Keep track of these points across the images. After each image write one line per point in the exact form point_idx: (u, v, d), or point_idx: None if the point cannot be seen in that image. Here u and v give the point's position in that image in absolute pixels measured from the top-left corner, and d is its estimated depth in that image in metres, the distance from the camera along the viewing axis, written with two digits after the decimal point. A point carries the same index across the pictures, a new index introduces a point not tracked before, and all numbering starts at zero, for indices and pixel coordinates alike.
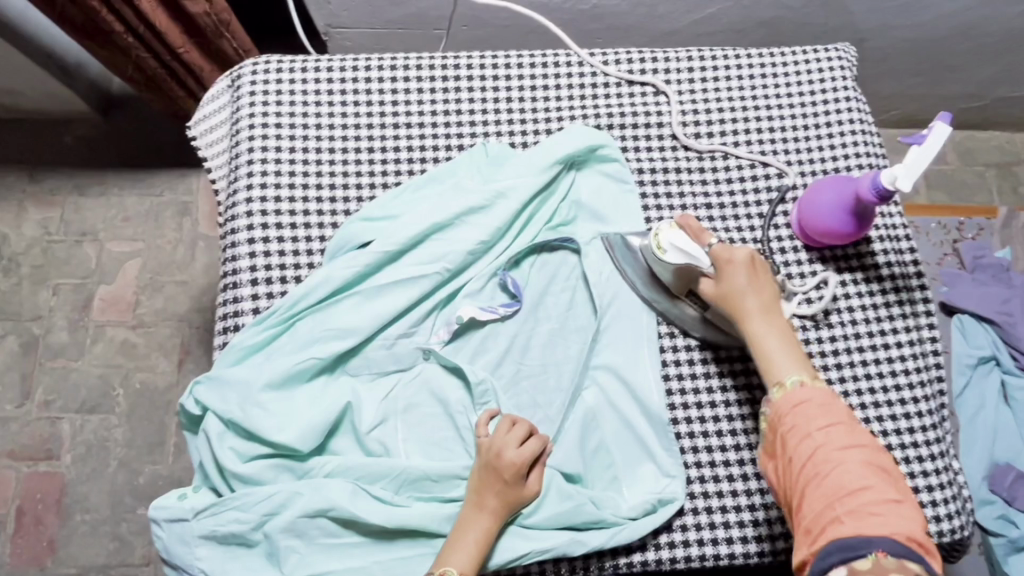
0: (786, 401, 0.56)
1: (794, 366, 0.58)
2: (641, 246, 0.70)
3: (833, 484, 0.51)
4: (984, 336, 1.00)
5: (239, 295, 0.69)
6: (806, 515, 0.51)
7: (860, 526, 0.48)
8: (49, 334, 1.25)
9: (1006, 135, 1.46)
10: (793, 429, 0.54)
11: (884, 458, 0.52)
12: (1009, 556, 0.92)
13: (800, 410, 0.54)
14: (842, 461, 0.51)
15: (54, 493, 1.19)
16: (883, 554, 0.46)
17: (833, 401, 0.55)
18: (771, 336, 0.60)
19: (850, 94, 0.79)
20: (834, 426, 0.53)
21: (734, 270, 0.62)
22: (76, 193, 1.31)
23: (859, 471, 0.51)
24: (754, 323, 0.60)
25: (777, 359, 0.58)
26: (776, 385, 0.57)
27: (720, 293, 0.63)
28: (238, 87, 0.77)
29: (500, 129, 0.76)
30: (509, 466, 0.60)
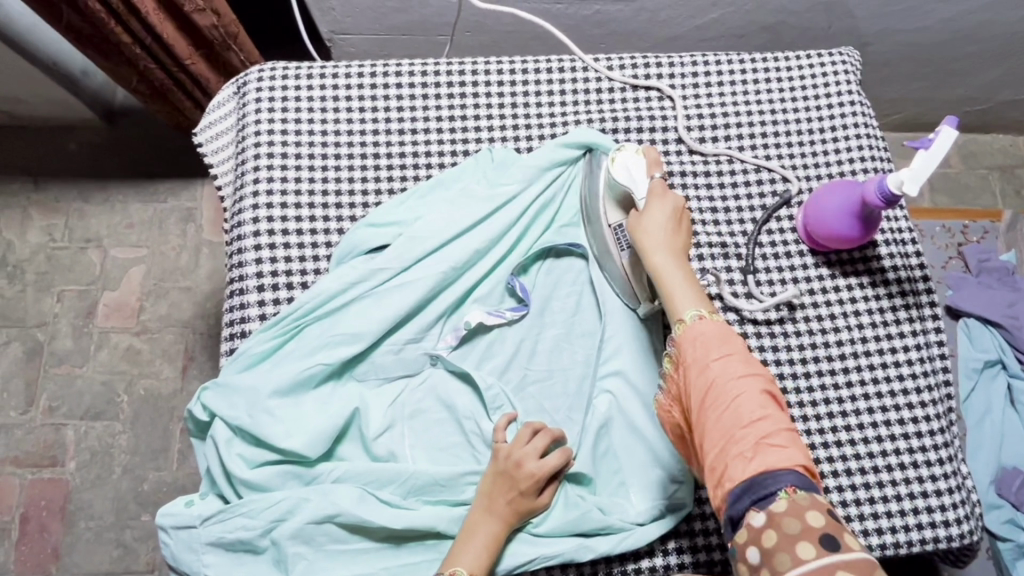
0: (686, 341, 0.55)
1: (693, 300, 0.57)
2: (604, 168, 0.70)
3: (735, 420, 0.50)
4: (990, 339, 1.00)
5: (245, 301, 0.69)
6: (710, 453, 0.51)
7: (763, 461, 0.49)
8: (53, 341, 1.25)
9: (1009, 138, 1.46)
10: (694, 369, 0.54)
11: (775, 384, 0.53)
12: (1016, 560, 0.91)
13: (698, 348, 0.54)
14: (739, 394, 0.51)
15: (59, 499, 1.19)
16: (793, 491, 0.47)
17: (727, 333, 0.55)
18: (677, 273, 0.59)
19: (855, 97, 0.79)
20: (731, 359, 0.53)
21: (659, 208, 0.63)
22: (81, 200, 1.32)
23: (757, 403, 0.51)
24: (659, 257, 0.60)
25: (677, 292, 0.58)
26: (677, 321, 0.57)
27: (636, 221, 0.63)
28: (244, 93, 0.77)
29: (505, 134, 0.77)
30: (527, 477, 0.60)
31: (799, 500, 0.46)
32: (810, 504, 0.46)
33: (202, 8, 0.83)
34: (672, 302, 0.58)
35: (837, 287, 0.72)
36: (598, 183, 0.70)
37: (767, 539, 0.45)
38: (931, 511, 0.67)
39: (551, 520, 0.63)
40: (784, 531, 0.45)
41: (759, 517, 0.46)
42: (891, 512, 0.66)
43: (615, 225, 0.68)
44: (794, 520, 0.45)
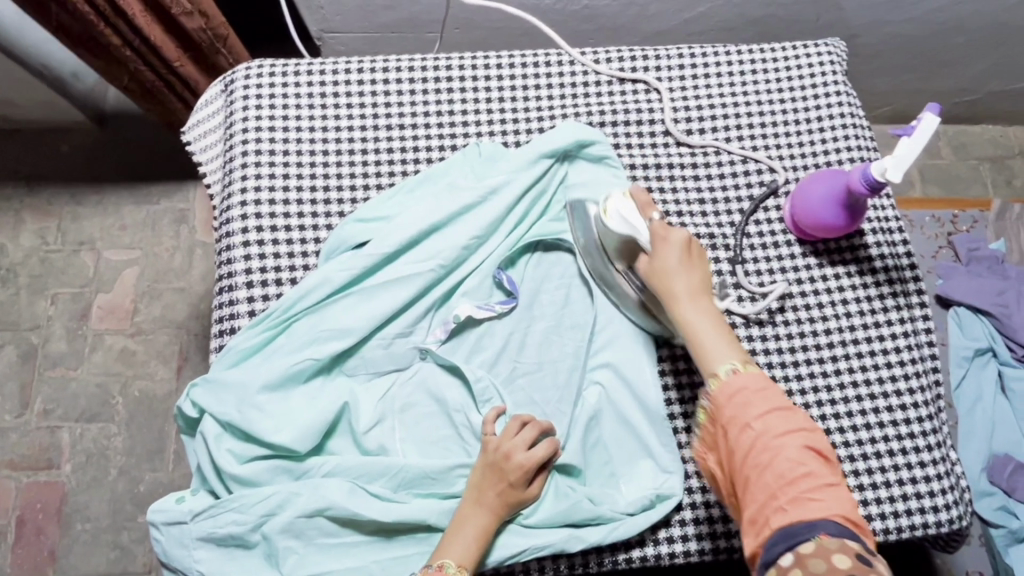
0: (722, 392, 0.54)
1: (721, 347, 0.57)
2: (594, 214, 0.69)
3: (775, 473, 0.50)
4: (980, 328, 1.01)
5: (234, 298, 0.69)
6: (750, 505, 0.50)
7: (801, 513, 0.48)
8: (47, 344, 1.25)
9: (999, 129, 1.47)
10: (732, 420, 0.53)
11: (821, 439, 0.52)
12: (1009, 547, 0.91)
13: (737, 400, 0.54)
14: (779, 448, 0.51)
15: (55, 502, 1.19)
16: (826, 537, 0.45)
17: (767, 386, 0.54)
18: (702, 320, 0.59)
19: (842, 88, 0.80)
20: (772, 413, 0.52)
21: (667, 250, 0.62)
22: (73, 202, 1.32)
23: (798, 457, 0.50)
24: (686, 310, 0.60)
25: (708, 347, 0.58)
26: (711, 376, 0.56)
27: (653, 270, 0.63)
28: (231, 91, 0.77)
29: (492, 129, 0.77)
30: (516, 468, 0.60)
31: (828, 543, 0.45)
32: (838, 547, 0.44)
33: (190, 11, 0.84)
34: (702, 353, 0.58)
35: (825, 276, 0.73)
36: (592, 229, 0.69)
37: None
38: (920, 497, 0.67)
39: (540, 510, 0.63)
40: (808, 568, 0.44)
41: (787, 558, 0.45)
42: (880, 499, 0.67)
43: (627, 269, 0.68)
44: (821, 561, 0.44)
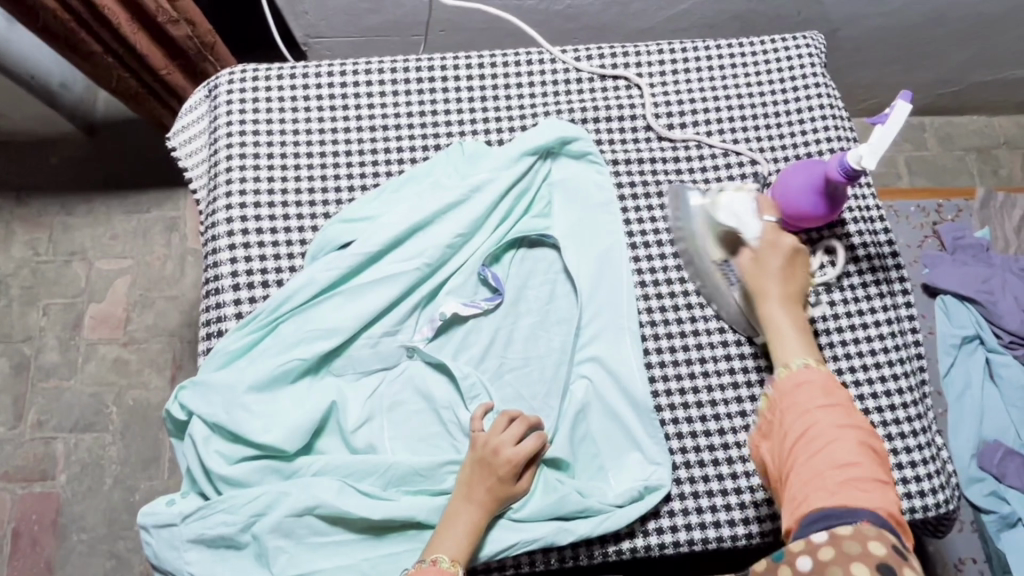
0: (789, 380, 0.55)
1: (797, 348, 0.58)
2: (698, 206, 0.70)
3: (827, 458, 0.51)
4: (967, 315, 1.01)
5: (221, 301, 0.69)
6: (795, 484, 0.51)
7: (845, 498, 0.49)
8: (40, 355, 1.25)
9: (984, 119, 1.48)
10: (791, 406, 0.54)
11: (877, 441, 0.52)
12: (1001, 532, 0.92)
13: (801, 390, 0.54)
14: (836, 437, 0.51)
15: (50, 513, 1.19)
16: (865, 523, 0.47)
17: (834, 385, 0.54)
18: (788, 321, 0.60)
19: (820, 80, 0.81)
20: (834, 406, 0.53)
21: (772, 254, 0.62)
22: (63, 213, 1.32)
23: (853, 449, 0.51)
24: (776, 308, 0.60)
25: (786, 342, 0.58)
26: (782, 366, 0.57)
27: (751, 266, 0.63)
28: (215, 96, 0.77)
29: (476, 127, 0.77)
30: (504, 463, 0.61)
31: (867, 529, 0.46)
32: (876, 535, 0.46)
33: (176, 18, 0.85)
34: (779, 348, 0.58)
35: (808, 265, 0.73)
36: (697, 219, 0.70)
37: (824, 554, 0.46)
38: (906, 482, 0.68)
39: (529, 504, 0.63)
40: (842, 549, 0.45)
41: (820, 535, 0.47)
42: None
43: (722, 263, 0.68)
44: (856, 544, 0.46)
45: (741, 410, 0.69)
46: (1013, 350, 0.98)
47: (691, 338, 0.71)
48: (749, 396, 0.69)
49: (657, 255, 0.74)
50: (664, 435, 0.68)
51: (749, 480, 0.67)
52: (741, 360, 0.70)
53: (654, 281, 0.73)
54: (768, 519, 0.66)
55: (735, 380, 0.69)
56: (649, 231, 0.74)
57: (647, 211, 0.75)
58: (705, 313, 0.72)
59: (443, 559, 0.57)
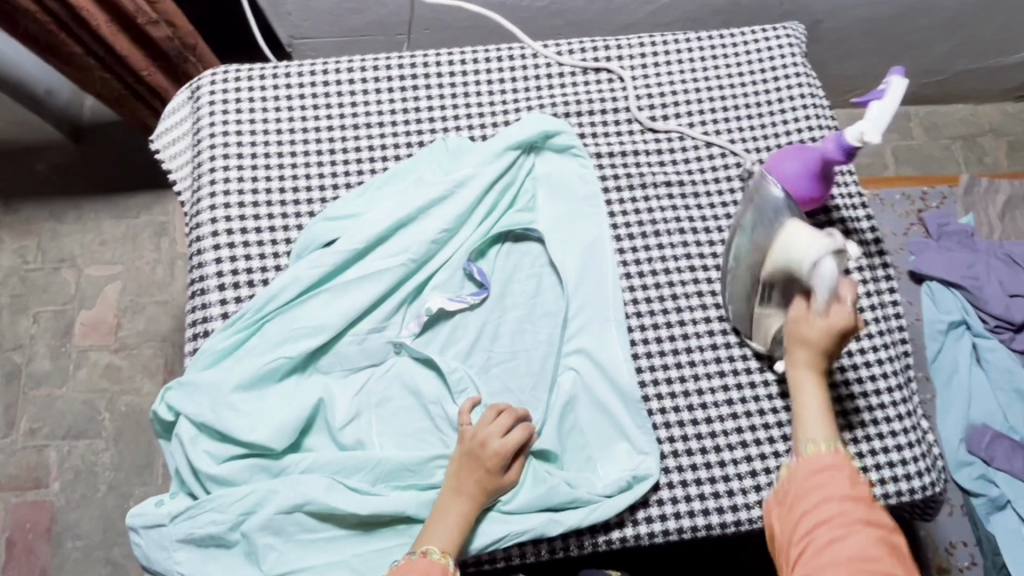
0: (814, 462, 0.55)
1: (824, 428, 0.57)
2: (774, 224, 0.62)
3: (845, 544, 0.49)
4: (953, 301, 1.02)
5: (207, 301, 0.69)
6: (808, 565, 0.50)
7: None
8: (31, 362, 1.25)
9: (969, 107, 1.49)
10: (814, 488, 0.53)
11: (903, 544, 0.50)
12: (991, 514, 0.92)
13: (826, 474, 0.54)
14: (857, 526, 0.50)
15: (44, 521, 1.18)
16: None
17: (859, 479, 0.53)
18: (817, 397, 0.59)
19: (801, 69, 0.81)
20: (857, 496, 0.52)
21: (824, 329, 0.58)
22: (52, 220, 1.32)
23: (874, 542, 0.49)
24: (809, 382, 0.59)
25: (812, 420, 0.58)
26: (810, 445, 0.57)
27: (797, 331, 0.59)
28: (197, 97, 0.77)
29: (459, 123, 0.77)
30: (491, 456, 0.61)
31: None
32: None
33: (155, 20, 0.85)
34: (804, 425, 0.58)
35: None
36: (763, 230, 0.64)
37: None
38: (892, 466, 0.68)
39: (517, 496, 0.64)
40: None
41: None
42: None
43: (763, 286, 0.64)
44: None
45: (728, 397, 0.69)
46: (999, 334, 0.99)
47: (677, 328, 0.71)
48: (735, 383, 0.70)
49: (642, 247, 0.74)
50: (652, 424, 0.68)
51: (736, 467, 0.67)
52: (727, 349, 0.71)
53: (639, 272, 0.73)
54: (757, 506, 0.66)
55: (721, 369, 0.70)
56: (633, 222, 0.75)
57: (630, 203, 0.75)
58: (690, 303, 0.72)
59: (433, 551, 0.58)
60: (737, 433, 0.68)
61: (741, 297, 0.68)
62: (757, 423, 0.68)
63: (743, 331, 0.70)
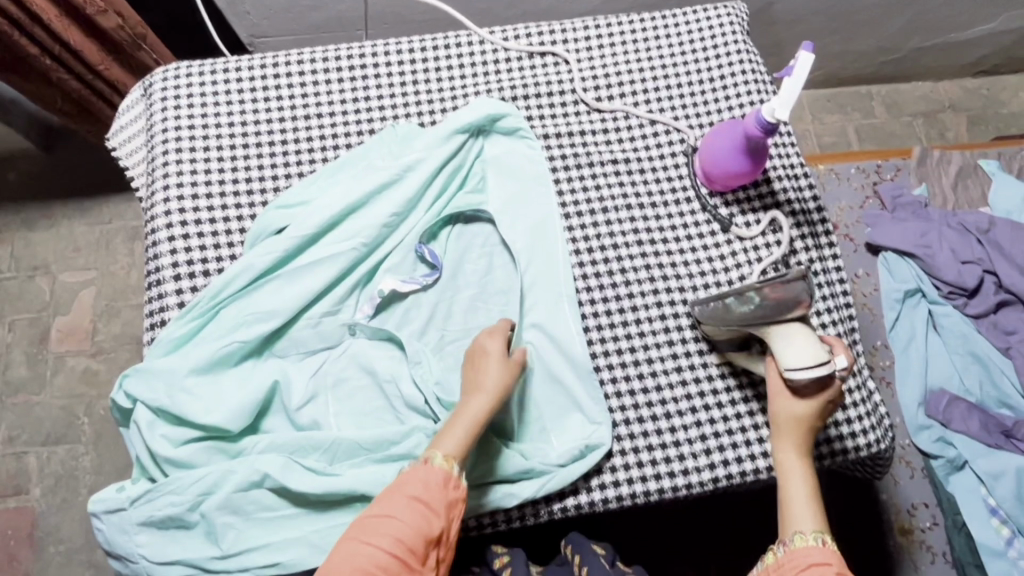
0: (803, 556, 0.55)
1: (812, 518, 0.57)
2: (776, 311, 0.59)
3: None
4: (908, 270, 1.05)
5: (163, 291, 0.71)
6: None
7: None
8: (8, 371, 1.26)
9: (929, 85, 1.52)
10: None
11: None
12: (950, 475, 0.95)
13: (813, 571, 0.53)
14: None
15: (25, 527, 1.19)
16: None
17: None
18: (800, 484, 0.59)
19: (741, 46, 0.83)
20: None
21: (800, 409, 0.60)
22: (24, 228, 1.32)
23: None
24: (793, 467, 0.60)
25: (797, 510, 0.58)
26: (795, 534, 0.56)
27: (780, 417, 0.61)
28: (150, 94, 0.79)
29: (408, 110, 0.79)
30: (496, 353, 0.63)
31: None
32: None
33: (104, 9, 0.86)
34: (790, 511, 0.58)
35: (737, 223, 0.75)
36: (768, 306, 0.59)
37: None
38: (838, 425, 0.70)
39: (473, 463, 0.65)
40: None
41: None
42: None
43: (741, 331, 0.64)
44: None
45: (676, 365, 0.71)
46: (952, 299, 1.02)
47: (626, 301, 0.73)
48: (683, 352, 0.71)
49: (590, 224, 0.76)
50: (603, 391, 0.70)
51: (687, 433, 0.69)
52: (675, 319, 0.72)
53: (588, 249, 0.75)
54: (706, 470, 0.68)
55: (670, 339, 0.72)
56: (581, 200, 0.76)
57: (578, 181, 0.77)
58: (638, 277, 0.74)
59: (436, 457, 0.57)
60: (686, 399, 0.70)
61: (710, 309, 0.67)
62: (706, 389, 0.70)
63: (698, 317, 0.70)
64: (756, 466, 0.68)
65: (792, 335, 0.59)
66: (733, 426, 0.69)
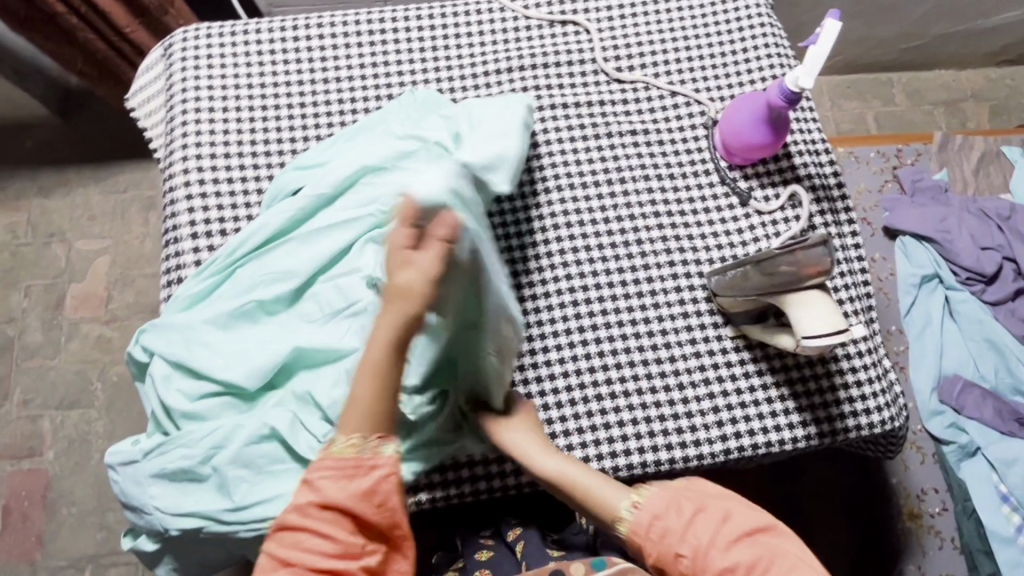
0: (642, 519, 0.55)
1: (618, 490, 0.58)
2: (791, 269, 0.58)
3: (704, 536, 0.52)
4: (925, 255, 1.04)
5: (181, 249, 0.72)
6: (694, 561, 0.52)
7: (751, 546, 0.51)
8: (24, 335, 1.27)
9: (952, 73, 1.49)
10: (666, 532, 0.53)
11: (744, 520, 0.53)
12: (961, 462, 0.94)
13: (659, 522, 0.54)
14: (711, 521, 0.53)
15: (39, 489, 1.20)
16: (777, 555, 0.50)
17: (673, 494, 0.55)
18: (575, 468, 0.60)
19: (765, 20, 0.82)
20: (698, 514, 0.53)
21: (518, 426, 0.63)
22: (41, 195, 1.33)
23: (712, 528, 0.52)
24: (558, 467, 0.61)
25: (603, 492, 0.58)
26: (619, 522, 0.56)
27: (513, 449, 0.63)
28: (170, 54, 0.79)
29: (426, 77, 0.79)
30: (396, 292, 0.46)
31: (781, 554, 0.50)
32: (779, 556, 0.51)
33: None
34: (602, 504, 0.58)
35: (755, 197, 0.75)
36: (787, 264, 0.58)
37: None
38: (852, 402, 0.69)
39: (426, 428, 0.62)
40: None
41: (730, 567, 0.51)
42: (813, 406, 0.69)
43: (757, 298, 0.62)
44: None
45: (690, 337, 0.71)
46: (970, 286, 1.00)
47: (642, 272, 0.73)
48: (698, 324, 0.71)
49: (607, 194, 0.75)
50: (573, 356, 0.70)
51: (699, 404, 0.69)
52: (690, 291, 0.72)
53: (604, 218, 0.75)
54: (718, 441, 0.68)
55: (684, 311, 0.72)
56: (598, 170, 0.76)
57: (596, 150, 0.77)
58: (654, 247, 0.74)
59: (339, 443, 0.48)
60: (700, 371, 0.70)
61: (729, 278, 0.67)
62: (719, 362, 0.70)
63: (715, 288, 0.70)
64: (768, 439, 0.68)
65: (809, 302, 0.59)
66: (746, 399, 0.69)
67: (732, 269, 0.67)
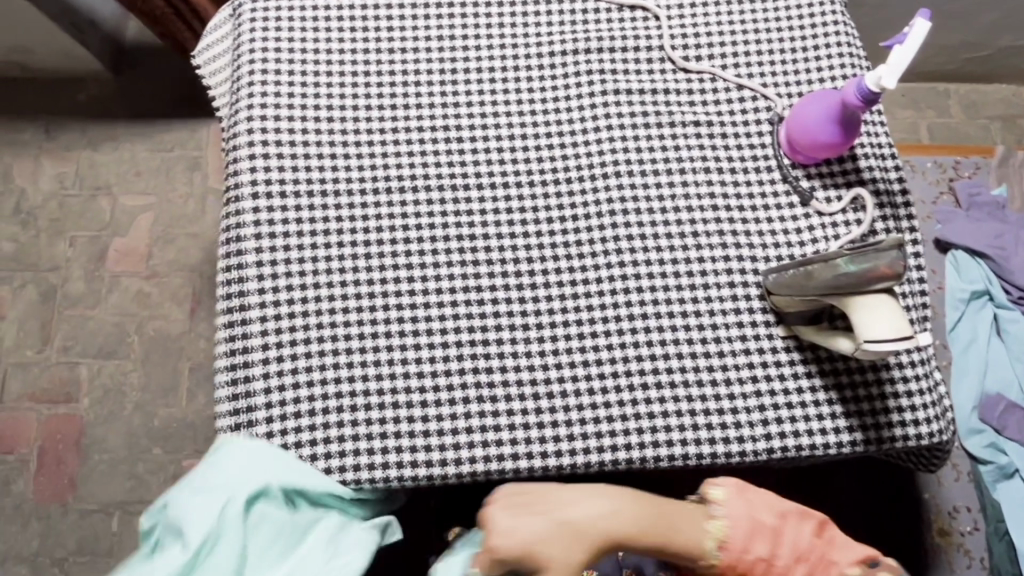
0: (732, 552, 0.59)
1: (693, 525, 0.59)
2: (856, 273, 0.57)
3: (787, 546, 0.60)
4: (977, 270, 1.04)
5: (241, 208, 0.72)
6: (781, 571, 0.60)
7: (817, 542, 0.61)
8: (66, 284, 1.28)
9: (1012, 88, 1.44)
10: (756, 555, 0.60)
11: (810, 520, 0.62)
12: (997, 482, 0.96)
13: (747, 546, 0.60)
14: (787, 530, 0.61)
15: (74, 434, 1.21)
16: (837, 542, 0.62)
17: (747, 496, 0.62)
18: (632, 517, 0.58)
19: (840, 17, 0.80)
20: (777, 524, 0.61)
21: (539, 521, 0.57)
22: (90, 148, 1.35)
23: (789, 535, 0.61)
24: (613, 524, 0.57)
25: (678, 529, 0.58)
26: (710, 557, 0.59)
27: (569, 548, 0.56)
28: (239, 15, 0.79)
29: (491, 53, 0.79)
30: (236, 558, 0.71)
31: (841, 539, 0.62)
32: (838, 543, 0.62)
33: None
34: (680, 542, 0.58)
35: (818, 198, 0.73)
36: (853, 268, 0.58)
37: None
38: (901, 412, 0.69)
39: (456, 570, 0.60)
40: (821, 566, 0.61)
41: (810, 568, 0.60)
42: (861, 413, 0.68)
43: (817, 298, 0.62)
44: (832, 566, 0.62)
45: (741, 334, 0.70)
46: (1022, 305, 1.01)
47: (696, 264, 0.72)
48: (750, 322, 0.70)
49: (667, 183, 0.75)
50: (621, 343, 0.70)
51: (745, 402, 0.69)
52: (744, 289, 0.71)
53: (662, 208, 0.74)
54: (762, 440, 0.68)
55: (737, 306, 0.71)
56: (658, 160, 0.75)
57: (658, 138, 0.76)
58: (709, 241, 0.73)
59: None
60: (748, 368, 0.69)
61: (788, 276, 0.66)
62: (768, 361, 0.69)
63: (770, 285, 0.69)
64: (813, 441, 0.68)
65: (876, 307, 0.58)
66: (793, 400, 0.69)
67: (792, 268, 0.66)
